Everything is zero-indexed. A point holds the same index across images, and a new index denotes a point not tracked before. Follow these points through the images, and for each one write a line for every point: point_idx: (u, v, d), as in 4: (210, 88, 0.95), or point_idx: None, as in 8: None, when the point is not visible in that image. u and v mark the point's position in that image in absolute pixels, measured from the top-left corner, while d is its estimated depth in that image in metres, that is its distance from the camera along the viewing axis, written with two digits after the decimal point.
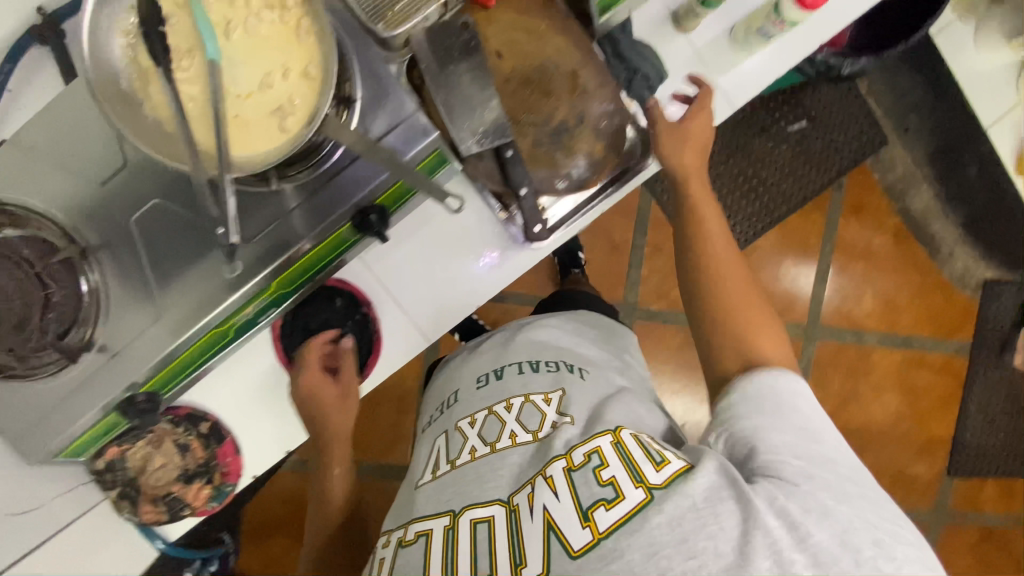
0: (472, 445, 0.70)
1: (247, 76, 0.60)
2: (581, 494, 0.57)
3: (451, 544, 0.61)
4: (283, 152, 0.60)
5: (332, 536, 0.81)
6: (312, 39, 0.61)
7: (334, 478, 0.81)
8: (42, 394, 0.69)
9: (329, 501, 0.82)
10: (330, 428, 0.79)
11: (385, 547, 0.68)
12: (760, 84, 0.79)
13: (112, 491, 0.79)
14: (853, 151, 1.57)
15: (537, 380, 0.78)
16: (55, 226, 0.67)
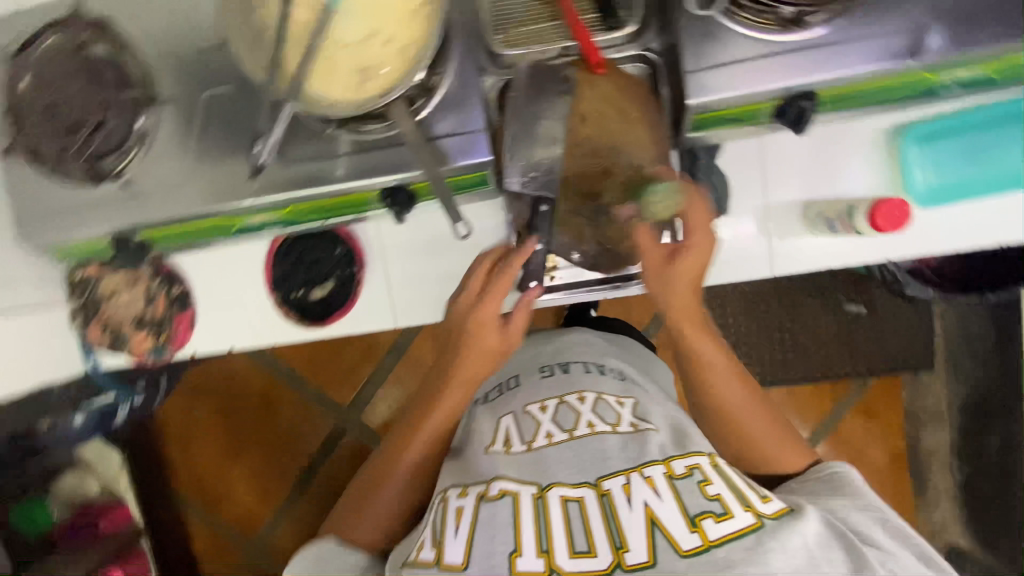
0: (548, 432, 0.70)
1: (354, 26, 0.63)
2: (687, 501, 0.59)
3: (542, 516, 0.60)
4: (349, 108, 0.64)
5: (425, 455, 0.74)
6: (425, 25, 0.64)
7: (439, 416, 0.73)
8: (69, 194, 0.76)
9: (421, 429, 0.74)
10: (469, 361, 0.71)
11: (457, 499, 0.66)
12: (810, 264, 0.78)
13: (76, 300, 0.86)
14: (894, 359, 1.49)
15: (605, 382, 0.79)
16: (139, 64, 0.72)
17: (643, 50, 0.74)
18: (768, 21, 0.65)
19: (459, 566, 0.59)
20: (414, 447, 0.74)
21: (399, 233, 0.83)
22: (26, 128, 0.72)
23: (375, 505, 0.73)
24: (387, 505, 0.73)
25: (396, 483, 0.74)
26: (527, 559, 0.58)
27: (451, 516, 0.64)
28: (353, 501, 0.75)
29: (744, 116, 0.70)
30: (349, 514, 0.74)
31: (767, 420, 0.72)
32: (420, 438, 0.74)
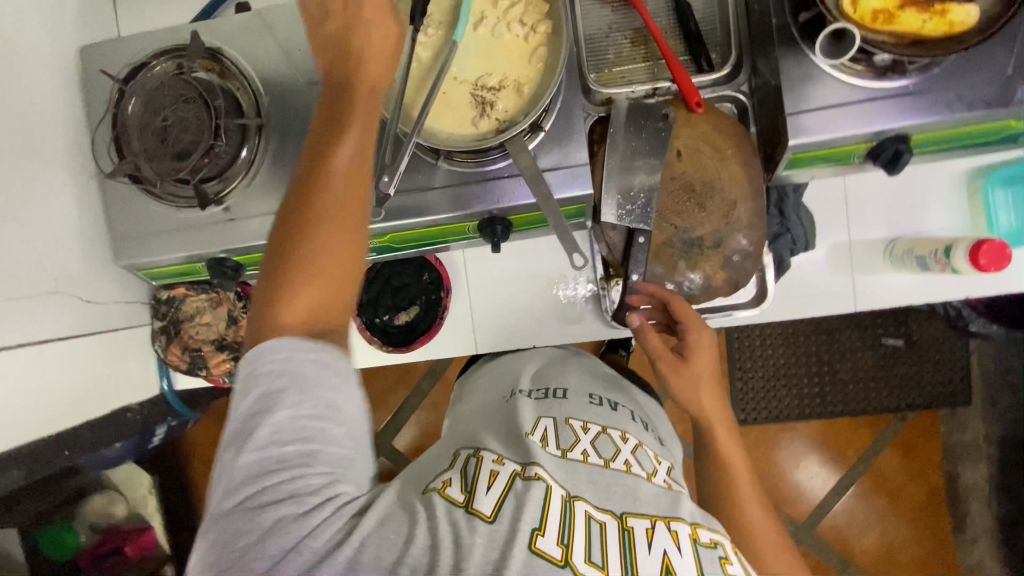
0: (585, 449, 0.61)
1: (473, 65, 0.67)
2: (704, 568, 0.51)
3: (568, 517, 0.51)
4: (464, 143, 0.65)
5: (353, 212, 0.52)
6: (540, 65, 0.66)
7: (350, 149, 0.52)
8: (168, 217, 0.76)
9: (331, 165, 0.52)
10: (366, 63, 0.54)
11: (493, 463, 0.57)
12: (894, 300, 0.79)
13: (161, 321, 0.87)
14: (933, 397, 1.40)
15: (647, 435, 0.69)
16: (249, 93, 0.74)
17: (736, 92, 0.77)
18: (861, 68, 0.67)
19: (487, 517, 0.50)
20: (332, 219, 0.51)
21: (487, 260, 0.85)
22: (134, 149, 0.73)
23: (286, 321, 0.49)
24: (304, 296, 0.50)
25: (309, 258, 0.50)
26: (547, 542, 0.49)
27: (485, 478, 0.55)
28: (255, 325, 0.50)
29: (840, 155, 0.73)
30: (257, 323, 0.50)
31: (784, 553, 0.62)
32: (331, 175, 0.51)
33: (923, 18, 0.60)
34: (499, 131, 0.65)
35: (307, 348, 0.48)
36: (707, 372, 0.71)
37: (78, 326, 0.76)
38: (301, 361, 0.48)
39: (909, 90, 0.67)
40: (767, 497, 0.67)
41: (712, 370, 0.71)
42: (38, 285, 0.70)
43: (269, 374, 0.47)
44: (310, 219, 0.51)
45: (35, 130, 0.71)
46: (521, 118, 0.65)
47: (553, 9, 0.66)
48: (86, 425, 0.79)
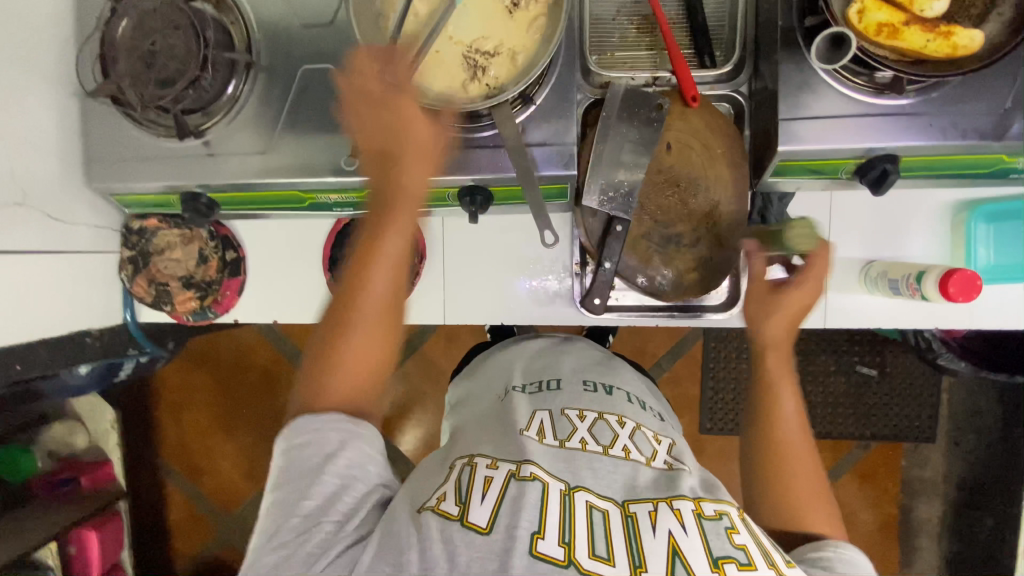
0: (583, 437, 0.63)
1: (469, 26, 0.65)
2: (711, 542, 0.53)
3: (567, 513, 0.54)
4: (451, 104, 0.64)
5: (396, 292, 0.66)
6: (538, 36, 0.65)
7: (410, 211, 0.65)
8: (146, 144, 0.74)
9: (381, 245, 0.64)
10: (413, 152, 0.63)
11: (487, 469, 0.59)
12: (866, 322, 0.79)
13: (129, 251, 0.86)
14: (897, 428, 1.41)
15: (646, 417, 0.72)
16: (242, 29, 0.73)
17: (734, 92, 0.76)
18: (861, 83, 0.67)
19: (484, 530, 0.53)
20: (376, 283, 0.64)
21: (465, 231, 0.85)
22: (117, 71, 0.71)
23: (349, 372, 0.63)
24: (363, 367, 0.64)
25: (368, 339, 0.64)
26: (548, 544, 0.51)
27: (478, 484, 0.57)
28: (318, 369, 0.64)
29: (829, 168, 0.71)
30: (314, 385, 0.64)
31: (813, 490, 0.68)
32: (386, 255, 0.64)
33: (926, 38, 0.59)
34: (488, 98, 0.64)
35: (337, 421, 0.60)
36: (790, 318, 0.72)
37: (43, 243, 0.75)
38: (328, 430, 0.60)
39: (907, 110, 0.66)
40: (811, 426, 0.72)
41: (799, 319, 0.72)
42: (3, 196, 0.69)
43: (304, 432, 0.60)
44: (366, 288, 0.64)
45: (15, 36, 0.69)
46: (510, 87, 0.63)
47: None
48: (43, 346, 0.77)
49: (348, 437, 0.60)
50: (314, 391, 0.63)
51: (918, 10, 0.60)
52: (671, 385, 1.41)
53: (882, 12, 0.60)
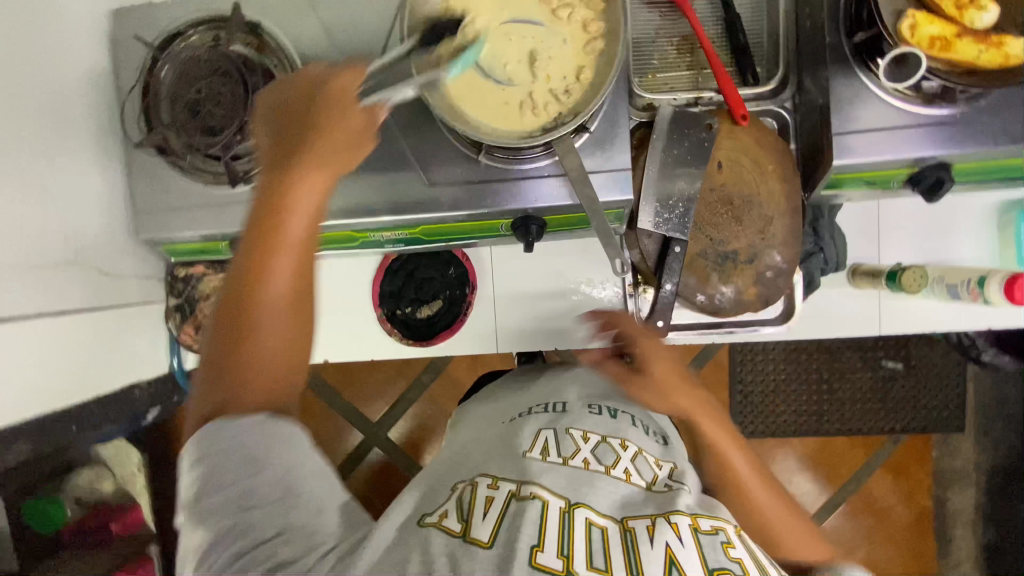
0: (586, 457, 0.61)
1: (523, 59, 0.65)
2: (706, 553, 0.52)
3: (567, 527, 0.52)
4: (507, 139, 0.64)
5: (306, 269, 0.53)
6: (591, 67, 0.65)
7: (309, 171, 0.52)
8: (191, 192, 0.73)
9: (290, 201, 0.51)
10: (347, 112, 0.53)
11: (489, 488, 0.57)
12: (920, 326, 0.79)
13: (174, 299, 0.86)
14: (925, 420, 1.38)
15: (650, 441, 0.68)
16: (287, 73, 0.72)
17: (780, 107, 0.78)
18: (911, 93, 0.66)
19: (484, 544, 0.50)
20: (282, 256, 0.51)
21: (517, 261, 0.86)
22: (163, 121, 0.71)
23: (257, 368, 0.50)
24: (273, 359, 0.51)
25: (270, 326, 0.51)
26: (547, 556, 0.49)
27: (480, 502, 0.55)
28: (224, 368, 0.50)
29: (879, 180, 0.73)
30: (215, 400, 0.49)
31: (795, 528, 0.69)
32: (296, 229, 0.52)
33: (979, 48, 0.60)
34: (548, 130, 0.65)
35: (259, 421, 0.48)
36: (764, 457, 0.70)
37: (92, 298, 0.73)
38: (252, 433, 0.47)
39: (955, 119, 0.67)
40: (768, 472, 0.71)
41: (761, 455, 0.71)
42: (52, 255, 0.67)
43: (224, 442, 0.47)
44: (266, 260, 0.51)
45: (60, 89, 0.68)
46: (569, 120, 0.64)
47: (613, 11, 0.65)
48: (93, 401, 0.75)
49: (271, 452, 0.47)
50: (212, 405, 0.49)
51: (968, 22, 0.60)
52: None
53: (934, 25, 0.61)
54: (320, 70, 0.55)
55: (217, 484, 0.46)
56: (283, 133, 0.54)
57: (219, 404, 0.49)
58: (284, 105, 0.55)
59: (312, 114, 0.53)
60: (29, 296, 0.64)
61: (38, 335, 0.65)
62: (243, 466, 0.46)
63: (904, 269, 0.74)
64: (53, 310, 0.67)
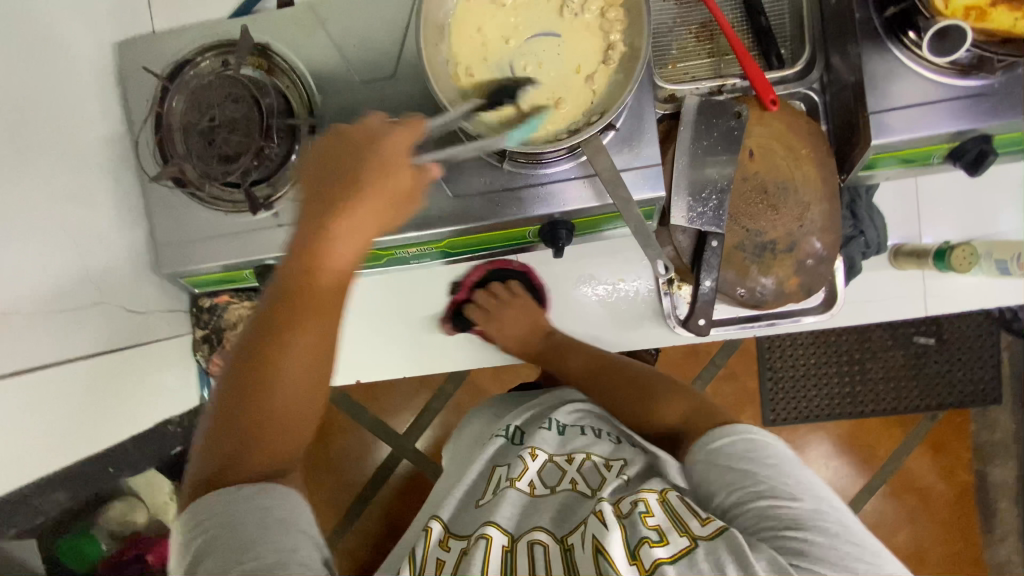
0: (531, 480, 0.61)
1: (542, 62, 0.64)
2: (630, 532, 0.51)
3: (509, 564, 0.51)
4: (533, 143, 0.62)
5: (326, 354, 0.53)
6: (614, 64, 0.63)
7: (342, 247, 0.53)
8: (212, 223, 0.72)
9: (330, 260, 0.53)
10: (389, 176, 0.55)
11: (439, 550, 0.56)
12: (966, 303, 0.77)
13: (201, 330, 0.84)
14: (960, 393, 1.35)
15: (599, 444, 0.67)
16: (300, 92, 0.70)
17: (808, 89, 0.75)
18: (945, 65, 0.63)
19: None
20: (314, 327, 0.52)
21: (545, 267, 0.85)
22: (177, 151, 0.69)
23: (268, 437, 0.51)
24: (278, 433, 0.51)
25: (281, 405, 0.51)
26: None
27: (432, 566, 0.54)
28: (233, 438, 0.50)
29: (919, 155, 0.70)
30: (213, 473, 0.50)
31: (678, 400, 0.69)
32: (320, 292, 0.52)
33: (1014, 16, 0.57)
34: (573, 131, 0.63)
35: (255, 494, 0.49)
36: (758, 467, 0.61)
37: (121, 337, 0.72)
38: (249, 510, 0.48)
39: (993, 89, 0.64)
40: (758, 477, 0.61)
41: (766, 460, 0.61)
42: (78, 298, 0.65)
43: (216, 509, 0.48)
44: (287, 335, 0.51)
45: (74, 129, 0.66)
46: (595, 119, 0.62)
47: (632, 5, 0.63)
48: (129, 441, 0.74)
49: (277, 518, 0.48)
50: (214, 475, 0.50)
51: None
52: (731, 382, 1.37)
53: None
54: (376, 122, 0.57)
55: (209, 548, 0.46)
56: (316, 203, 0.54)
57: (215, 474, 0.50)
58: (330, 165, 0.56)
59: (350, 185, 0.54)
60: (58, 342, 0.63)
61: (69, 381, 0.64)
62: (237, 545, 0.46)
63: (952, 247, 0.72)
64: (84, 353, 0.66)
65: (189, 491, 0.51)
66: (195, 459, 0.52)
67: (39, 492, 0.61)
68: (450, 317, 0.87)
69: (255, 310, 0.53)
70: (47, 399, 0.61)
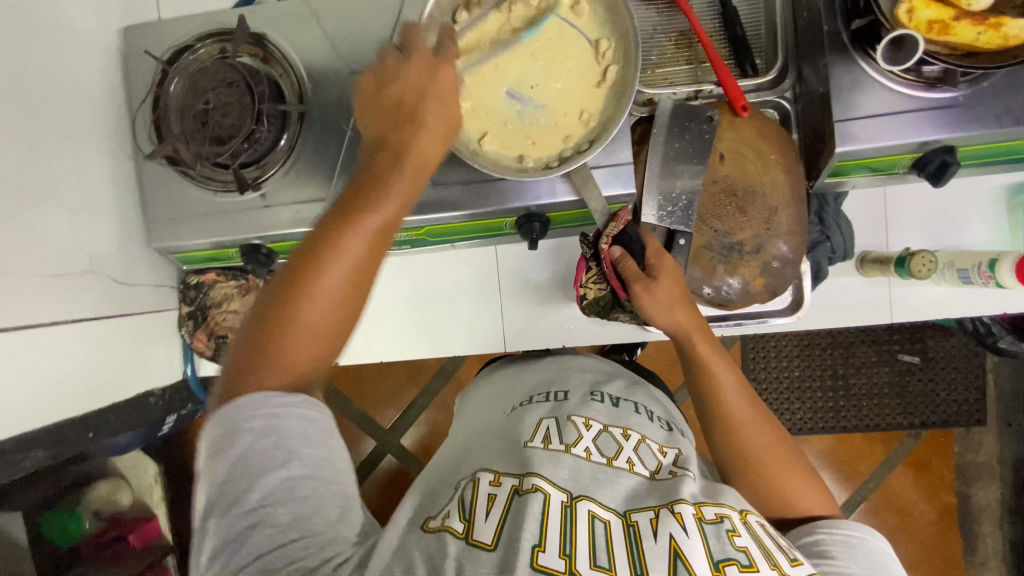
0: (589, 446, 0.61)
1: (535, 96, 0.67)
2: (711, 544, 0.51)
3: (570, 525, 0.52)
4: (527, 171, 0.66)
5: (367, 279, 0.51)
6: (605, 96, 0.67)
7: (398, 187, 0.52)
8: (201, 202, 0.75)
9: (375, 203, 0.51)
10: (426, 125, 0.54)
11: (491, 486, 0.57)
12: (931, 312, 0.78)
13: (186, 306, 0.88)
14: (944, 412, 1.34)
15: (652, 428, 0.69)
16: (292, 81, 0.74)
17: (780, 98, 0.78)
18: (911, 78, 0.66)
19: (487, 546, 0.50)
20: (350, 237, 0.50)
21: (524, 261, 0.87)
22: (172, 132, 0.72)
23: (288, 350, 0.48)
24: (313, 334, 0.49)
25: (326, 288, 0.49)
26: (549, 556, 0.49)
27: (482, 501, 0.55)
28: (246, 367, 0.48)
29: (885, 164, 0.72)
30: (252, 358, 0.48)
31: (790, 462, 0.63)
32: (372, 222, 0.51)
33: (977, 30, 0.58)
34: (564, 161, 0.67)
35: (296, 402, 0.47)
36: (757, 421, 0.65)
37: (107, 307, 0.74)
38: (287, 416, 0.46)
39: (958, 102, 0.66)
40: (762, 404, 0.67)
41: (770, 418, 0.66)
42: (65, 264, 0.67)
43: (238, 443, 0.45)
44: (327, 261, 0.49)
45: (76, 107, 0.70)
46: (586, 151, 0.66)
47: (627, 56, 0.66)
48: (109, 409, 0.76)
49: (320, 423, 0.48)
50: (247, 363, 0.48)
51: (966, 4, 0.58)
52: None
53: (931, 9, 0.59)
54: (389, 56, 0.57)
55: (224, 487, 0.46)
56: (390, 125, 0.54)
57: (245, 376, 0.48)
58: (393, 98, 0.55)
59: (413, 107, 0.55)
60: (42, 306, 0.65)
61: (50, 342, 0.66)
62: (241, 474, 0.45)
63: (912, 254, 0.73)
64: (71, 318, 0.69)
65: (225, 381, 0.49)
66: (235, 347, 0.50)
67: (18, 448, 0.63)
68: (429, 305, 0.90)
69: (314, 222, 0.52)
70: (26, 358, 0.62)
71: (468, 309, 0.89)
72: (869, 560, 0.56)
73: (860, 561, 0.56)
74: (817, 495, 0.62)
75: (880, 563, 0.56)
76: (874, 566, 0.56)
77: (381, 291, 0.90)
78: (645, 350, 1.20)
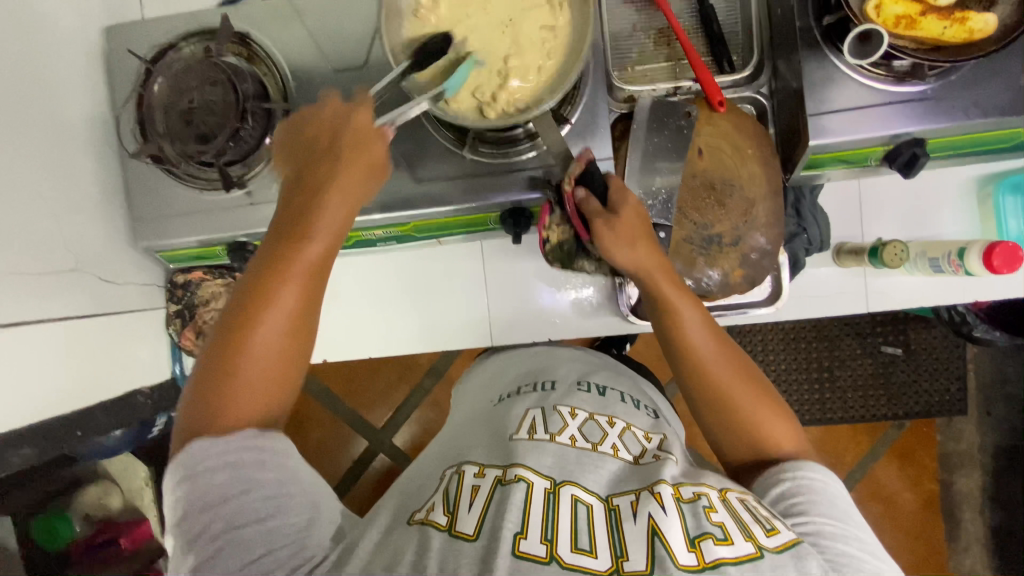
0: (573, 434, 0.63)
1: (494, 44, 0.64)
2: (688, 522, 0.52)
3: (552, 511, 0.53)
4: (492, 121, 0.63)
5: (302, 317, 0.56)
6: (565, 46, 0.65)
7: (323, 223, 0.57)
8: (188, 200, 0.76)
9: (304, 247, 0.56)
10: (344, 168, 0.57)
11: (474, 478, 0.58)
12: (907, 301, 0.81)
13: (173, 304, 0.89)
14: (924, 401, 1.37)
15: (638, 416, 0.71)
16: (275, 79, 0.75)
17: (756, 93, 0.80)
18: (882, 72, 0.68)
19: (469, 537, 0.51)
20: (288, 275, 0.55)
21: (510, 256, 0.89)
22: (157, 131, 0.72)
23: (240, 392, 0.53)
24: (259, 375, 0.54)
25: (269, 327, 0.54)
26: (530, 543, 0.50)
27: (466, 493, 0.56)
28: (209, 399, 0.53)
29: (857, 157, 0.74)
30: (206, 409, 0.53)
31: (758, 392, 0.65)
32: (303, 261, 0.56)
33: (943, 25, 0.61)
34: (523, 111, 0.64)
35: (251, 437, 0.52)
36: (726, 359, 0.66)
37: (94, 304, 0.75)
38: (238, 450, 0.51)
39: (928, 94, 0.67)
40: (720, 328, 0.69)
41: (737, 351, 0.68)
42: (53, 263, 0.68)
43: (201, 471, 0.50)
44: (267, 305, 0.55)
45: (61, 108, 0.70)
46: (547, 98, 0.64)
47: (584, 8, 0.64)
48: (98, 407, 0.77)
49: (273, 454, 0.52)
50: (204, 413, 0.53)
51: (932, 1, 0.61)
52: None
53: (898, 5, 0.62)
54: (337, 107, 0.60)
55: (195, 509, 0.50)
56: (305, 174, 0.58)
57: (200, 422, 0.52)
58: (315, 133, 0.60)
59: (332, 155, 0.58)
60: (31, 304, 0.65)
61: (41, 340, 0.67)
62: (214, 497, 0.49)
63: (885, 244, 0.75)
64: (62, 316, 0.70)
65: (183, 431, 0.53)
66: (186, 405, 0.54)
67: (6, 448, 0.63)
68: (417, 301, 0.91)
69: (246, 270, 0.56)
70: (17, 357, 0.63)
71: (455, 306, 0.90)
72: (831, 506, 0.57)
73: (821, 504, 0.57)
74: (791, 424, 0.65)
75: (843, 510, 0.57)
76: (837, 513, 0.57)
77: (369, 288, 0.91)
78: (632, 345, 1.22)
